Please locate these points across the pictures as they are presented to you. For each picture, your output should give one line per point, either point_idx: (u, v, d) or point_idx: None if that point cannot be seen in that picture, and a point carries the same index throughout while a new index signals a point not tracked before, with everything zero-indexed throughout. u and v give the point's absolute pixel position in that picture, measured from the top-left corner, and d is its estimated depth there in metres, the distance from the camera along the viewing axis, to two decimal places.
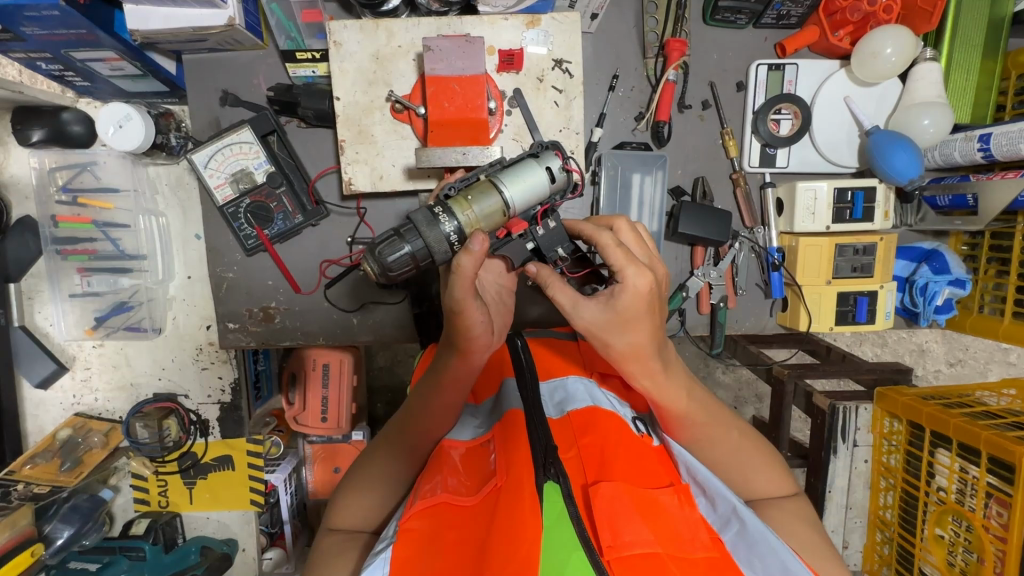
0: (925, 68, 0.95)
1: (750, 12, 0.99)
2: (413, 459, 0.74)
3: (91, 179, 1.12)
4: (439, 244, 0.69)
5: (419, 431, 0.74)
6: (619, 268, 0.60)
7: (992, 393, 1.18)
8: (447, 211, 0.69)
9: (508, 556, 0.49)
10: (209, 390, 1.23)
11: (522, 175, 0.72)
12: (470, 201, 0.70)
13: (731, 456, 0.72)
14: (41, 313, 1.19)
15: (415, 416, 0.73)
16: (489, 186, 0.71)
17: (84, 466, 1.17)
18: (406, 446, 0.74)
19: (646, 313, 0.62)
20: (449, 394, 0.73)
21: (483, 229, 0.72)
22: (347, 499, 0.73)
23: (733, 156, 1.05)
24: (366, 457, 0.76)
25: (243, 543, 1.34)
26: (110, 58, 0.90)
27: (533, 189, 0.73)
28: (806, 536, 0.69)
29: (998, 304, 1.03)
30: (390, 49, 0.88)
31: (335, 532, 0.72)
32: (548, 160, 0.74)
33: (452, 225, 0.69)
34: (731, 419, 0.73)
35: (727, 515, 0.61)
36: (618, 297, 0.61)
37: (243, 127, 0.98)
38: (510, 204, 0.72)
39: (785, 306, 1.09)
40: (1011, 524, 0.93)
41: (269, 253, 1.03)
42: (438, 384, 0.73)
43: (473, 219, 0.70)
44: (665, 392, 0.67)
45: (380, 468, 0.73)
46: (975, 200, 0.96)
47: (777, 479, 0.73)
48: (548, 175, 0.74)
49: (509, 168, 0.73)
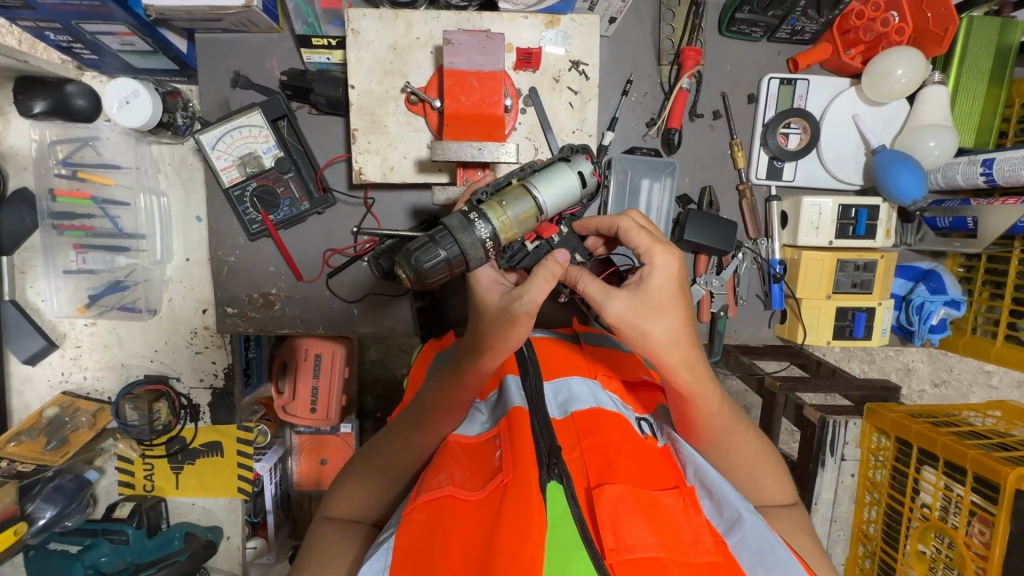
0: (933, 90, 0.96)
1: (765, 25, 1.00)
2: (420, 456, 0.72)
3: (92, 155, 1.10)
4: (474, 250, 0.65)
5: (426, 428, 0.71)
6: (646, 249, 0.65)
7: (978, 414, 1.20)
8: (481, 215, 0.66)
9: (513, 556, 0.50)
10: (202, 374, 1.21)
11: (555, 179, 0.70)
12: (504, 205, 0.68)
13: (742, 458, 0.73)
14: (34, 289, 1.17)
15: (428, 413, 0.70)
16: (522, 190, 0.69)
17: (69, 446, 1.15)
18: (415, 442, 0.71)
19: (671, 294, 0.64)
20: (467, 393, 0.70)
21: (517, 234, 0.69)
22: (348, 489, 0.72)
23: (741, 167, 1.06)
24: (372, 446, 0.74)
25: (227, 531, 1.32)
26: (120, 32, 0.88)
27: (565, 193, 0.71)
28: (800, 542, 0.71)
29: (990, 327, 1.05)
30: (408, 41, 0.87)
31: (332, 521, 0.72)
32: (579, 164, 0.73)
33: (487, 229, 0.65)
34: (746, 422, 0.74)
35: (729, 519, 0.61)
36: (648, 280, 0.64)
37: (254, 110, 0.96)
38: (543, 207, 0.69)
39: (784, 318, 1.11)
40: (993, 543, 0.94)
41: (273, 238, 1.02)
42: (457, 382, 0.69)
43: (507, 223, 0.67)
44: (700, 390, 0.67)
45: (386, 462, 0.72)
46: (975, 223, 0.98)
47: (777, 486, 0.74)
48: (580, 178, 0.73)
49: (541, 172, 0.72)
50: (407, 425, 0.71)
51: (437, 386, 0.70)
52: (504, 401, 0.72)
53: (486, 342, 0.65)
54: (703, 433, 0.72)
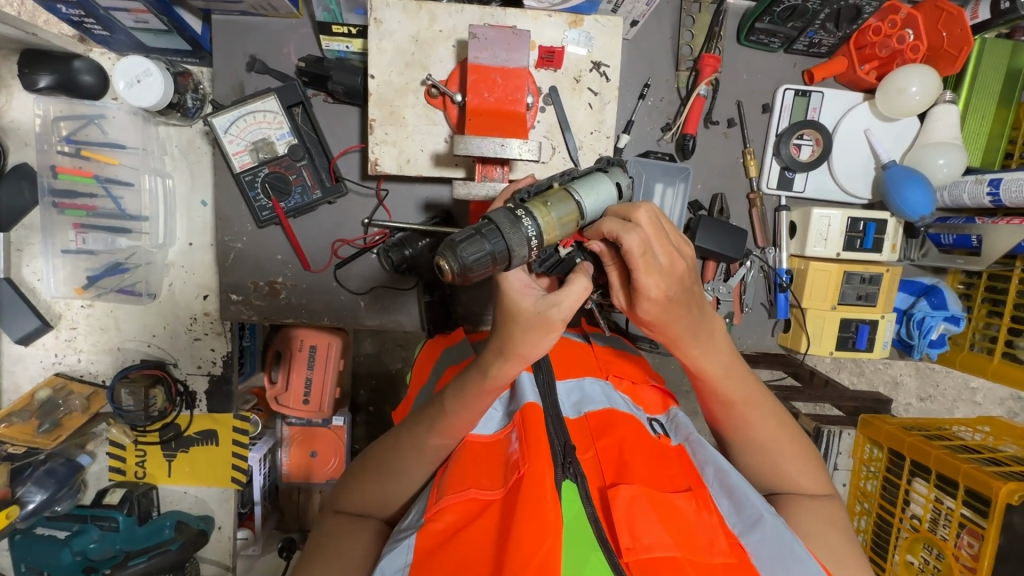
0: (943, 109, 0.98)
1: (784, 36, 1.01)
2: (433, 457, 0.70)
3: (97, 133, 1.06)
4: (521, 248, 0.58)
5: (439, 434, 0.68)
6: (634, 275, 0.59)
7: (968, 429, 1.23)
8: (528, 212, 0.60)
9: (532, 553, 0.51)
10: (200, 361, 1.19)
11: (598, 185, 0.65)
12: (548, 206, 0.62)
13: (770, 442, 0.74)
14: (30, 267, 1.13)
15: (445, 417, 0.67)
16: (566, 194, 0.64)
17: (63, 429, 1.11)
18: (429, 447, 0.69)
19: (661, 311, 0.63)
20: (486, 401, 0.66)
21: (559, 239, 0.62)
22: (357, 485, 0.71)
23: (752, 176, 1.07)
24: (383, 445, 0.72)
25: (218, 521, 1.31)
26: (136, 9, 0.86)
27: (606, 201, 0.67)
28: (821, 537, 0.70)
29: (988, 343, 1.07)
30: (431, 33, 0.87)
31: (340, 514, 0.72)
32: (617, 176, 0.70)
33: (534, 226, 0.59)
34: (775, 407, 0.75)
35: (751, 519, 0.61)
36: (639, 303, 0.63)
37: (269, 96, 0.95)
38: (585, 213, 0.64)
39: (787, 327, 1.12)
40: (983, 555, 0.96)
41: (283, 226, 1.00)
42: (477, 389, 0.65)
43: (553, 224, 0.61)
44: (711, 365, 0.71)
45: (398, 462, 0.70)
46: (978, 241, 1.00)
47: (806, 476, 0.74)
48: (619, 189, 0.69)
49: (581, 179, 0.67)
50: (421, 428, 0.68)
51: (455, 391, 0.66)
52: (518, 397, 0.72)
53: (515, 349, 0.60)
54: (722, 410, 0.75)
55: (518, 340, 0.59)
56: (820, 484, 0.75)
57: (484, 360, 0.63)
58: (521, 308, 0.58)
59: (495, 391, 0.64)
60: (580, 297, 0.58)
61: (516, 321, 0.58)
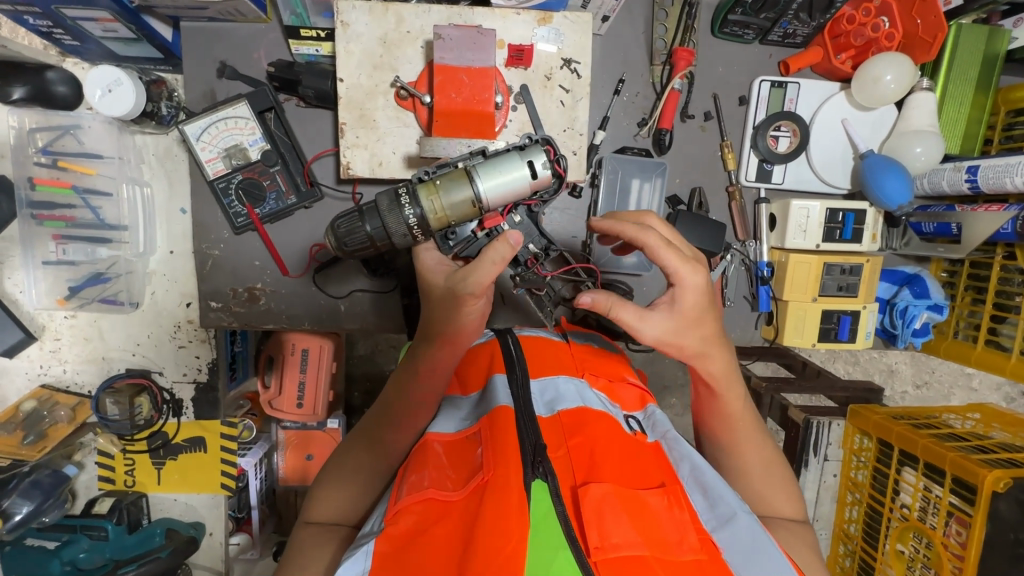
0: (921, 97, 0.97)
1: (758, 28, 1.00)
2: (390, 452, 0.75)
3: (73, 143, 1.06)
4: (397, 228, 0.73)
5: (394, 425, 0.76)
6: (673, 269, 0.66)
7: (957, 417, 1.22)
8: (412, 199, 0.72)
9: (494, 552, 0.50)
10: (186, 368, 1.20)
11: (497, 169, 0.71)
12: (439, 189, 0.72)
13: (760, 465, 0.76)
14: (11, 279, 1.13)
15: (391, 406, 0.77)
16: (463, 177, 0.72)
17: (47, 440, 1.13)
18: (387, 441, 0.75)
19: (699, 309, 0.68)
20: (425, 385, 0.76)
21: (450, 219, 0.73)
22: (325, 492, 0.73)
23: (730, 169, 1.06)
24: (344, 451, 0.77)
25: (210, 527, 1.31)
26: (102, 18, 0.85)
27: (508, 185, 0.72)
28: (805, 556, 0.71)
29: (972, 331, 1.07)
30: (398, 35, 0.86)
31: (310, 525, 0.72)
32: (532, 155, 0.73)
33: (414, 212, 0.72)
34: (765, 437, 0.79)
35: (725, 515, 0.62)
36: (679, 299, 0.67)
37: (241, 102, 0.95)
38: (481, 198, 0.72)
39: (770, 320, 1.11)
40: (970, 543, 0.96)
41: (259, 232, 1.00)
42: (414, 374, 0.76)
43: (438, 208, 0.72)
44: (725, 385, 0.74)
45: (359, 461, 0.75)
46: (958, 229, 0.99)
47: (787, 500, 0.77)
48: (529, 168, 0.73)
49: (488, 160, 0.73)
50: (373, 422, 0.77)
51: (397, 383, 0.77)
52: (489, 399, 0.71)
53: (438, 327, 0.73)
54: (719, 426, 0.77)
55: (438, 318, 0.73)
56: (798, 511, 0.77)
57: (418, 346, 0.76)
58: (435, 285, 0.75)
59: (430, 373, 0.75)
60: (489, 274, 0.68)
61: (436, 299, 0.74)
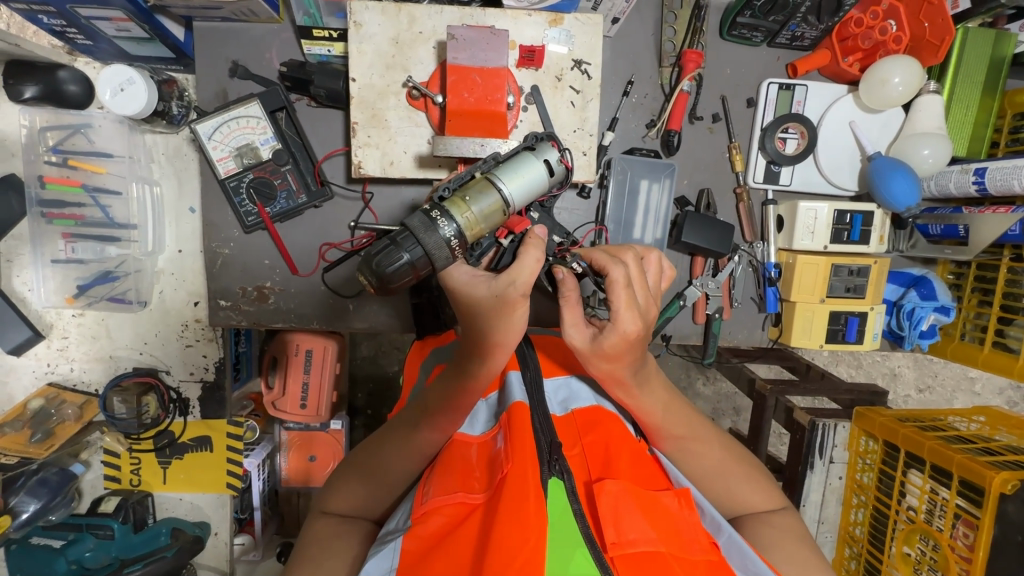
0: (928, 99, 0.97)
1: (766, 30, 1.00)
2: (422, 456, 0.72)
3: (84, 142, 1.07)
4: (438, 250, 0.66)
5: (430, 429, 0.70)
6: (613, 309, 0.60)
7: (963, 419, 1.22)
8: (445, 214, 0.67)
9: (520, 547, 0.51)
10: (193, 367, 1.19)
11: (520, 170, 0.71)
12: (468, 201, 0.69)
13: (713, 468, 0.75)
14: (19, 278, 1.14)
15: (431, 417, 0.70)
16: (489, 184, 0.70)
17: (55, 438, 1.12)
18: (420, 442, 0.71)
19: (626, 350, 0.62)
20: (469, 400, 0.69)
21: (484, 229, 0.70)
22: (346, 485, 0.74)
23: (738, 170, 1.06)
24: (374, 445, 0.74)
25: (215, 527, 1.31)
26: (117, 17, 0.86)
27: (532, 183, 0.73)
28: (781, 546, 0.71)
29: (978, 333, 1.07)
30: (411, 35, 0.87)
31: (328, 515, 0.73)
32: (545, 153, 0.75)
33: (452, 228, 0.66)
34: (713, 434, 0.76)
35: (715, 523, 0.65)
36: (605, 336, 0.62)
37: (252, 101, 0.95)
38: (510, 200, 0.71)
39: (777, 321, 1.12)
40: (977, 546, 0.96)
41: (269, 231, 1.01)
42: (459, 386, 0.68)
43: (473, 220, 0.68)
44: (641, 405, 0.70)
45: (387, 460, 0.72)
46: (965, 231, 1.00)
47: (756, 490, 0.76)
48: (546, 165, 0.74)
49: (505, 165, 0.73)
50: (410, 426, 0.71)
51: (439, 394, 0.69)
52: (505, 398, 0.71)
53: (495, 340, 0.64)
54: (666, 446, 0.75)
55: (491, 330, 0.63)
56: (774, 497, 0.77)
57: (466, 360, 0.67)
58: (478, 297, 0.63)
59: (479, 386, 0.68)
60: (534, 271, 0.61)
61: (480, 312, 0.63)
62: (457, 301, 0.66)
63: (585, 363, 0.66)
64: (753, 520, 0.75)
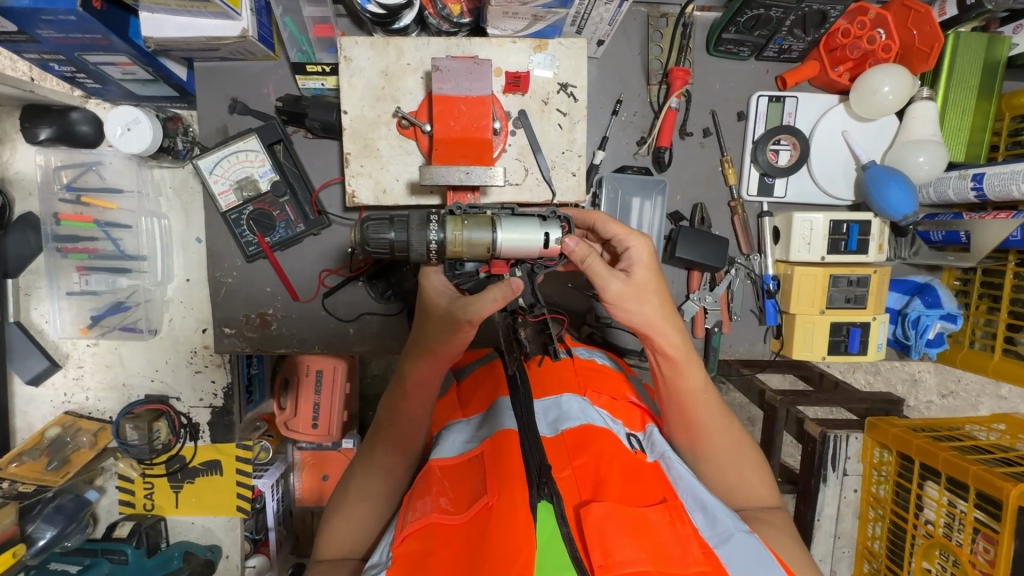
0: (921, 106, 0.96)
1: (752, 45, 1.01)
2: (387, 475, 0.79)
3: (95, 179, 1.11)
4: (417, 248, 0.70)
5: (387, 444, 0.79)
6: (622, 238, 0.74)
7: (982, 428, 1.17)
8: (439, 223, 0.71)
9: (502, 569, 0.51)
10: (202, 394, 1.23)
11: (518, 226, 0.70)
12: (464, 225, 0.71)
13: (732, 456, 0.78)
14: (38, 311, 1.19)
15: (386, 432, 0.79)
16: (487, 220, 0.71)
17: (71, 465, 1.16)
18: (380, 462, 0.79)
19: (650, 275, 0.72)
20: (410, 407, 0.78)
21: (462, 255, 0.71)
22: (330, 530, 0.77)
23: (732, 183, 1.07)
24: (346, 482, 0.81)
25: (226, 550, 1.33)
26: (121, 62, 0.91)
27: (523, 244, 0.71)
28: (789, 543, 0.73)
29: (989, 340, 1.04)
30: (399, 67, 0.90)
31: (320, 562, 0.77)
32: (551, 228, 0.72)
33: (436, 235, 0.70)
34: (734, 427, 0.79)
35: (724, 533, 0.62)
36: (634, 268, 0.72)
37: (251, 135, 0.99)
38: (495, 246, 0.70)
39: (779, 332, 1.10)
40: (998, 562, 0.92)
41: (270, 260, 1.04)
42: (401, 394, 0.78)
43: (456, 240, 0.70)
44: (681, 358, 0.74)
45: (357, 486, 0.79)
46: (967, 237, 0.98)
47: (764, 485, 0.79)
48: (545, 241, 0.71)
49: (513, 216, 0.72)
50: (369, 449, 0.80)
51: (388, 409, 0.80)
52: (494, 422, 0.72)
53: (430, 345, 0.75)
54: (692, 435, 0.78)
55: (433, 334, 0.75)
56: (777, 496, 0.80)
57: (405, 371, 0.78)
58: (436, 305, 0.74)
59: (417, 391, 0.77)
60: (486, 309, 0.70)
61: (433, 316, 0.74)
62: (422, 300, 0.77)
63: (621, 310, 0.72)
64: (761, 512, 0.78)
